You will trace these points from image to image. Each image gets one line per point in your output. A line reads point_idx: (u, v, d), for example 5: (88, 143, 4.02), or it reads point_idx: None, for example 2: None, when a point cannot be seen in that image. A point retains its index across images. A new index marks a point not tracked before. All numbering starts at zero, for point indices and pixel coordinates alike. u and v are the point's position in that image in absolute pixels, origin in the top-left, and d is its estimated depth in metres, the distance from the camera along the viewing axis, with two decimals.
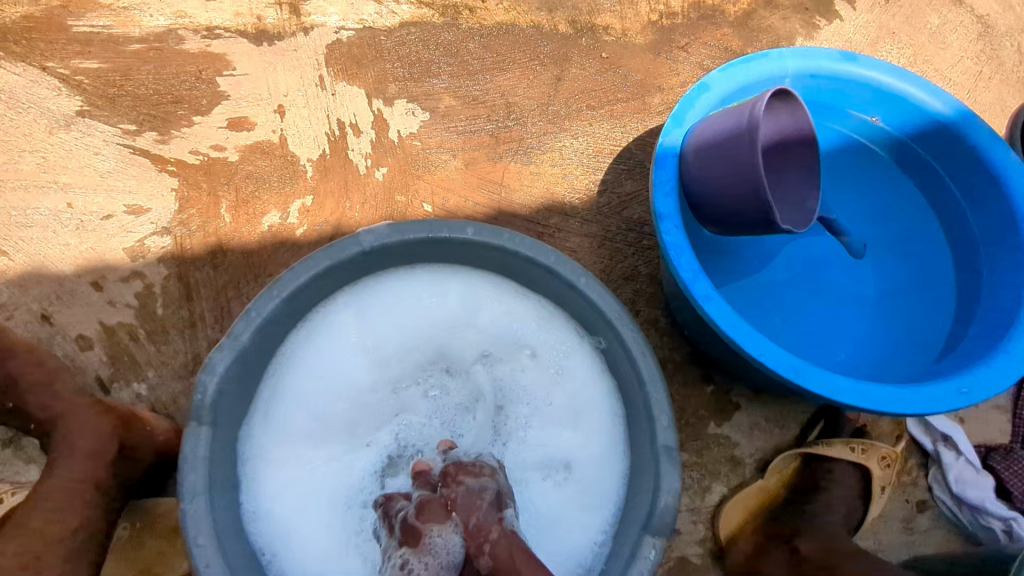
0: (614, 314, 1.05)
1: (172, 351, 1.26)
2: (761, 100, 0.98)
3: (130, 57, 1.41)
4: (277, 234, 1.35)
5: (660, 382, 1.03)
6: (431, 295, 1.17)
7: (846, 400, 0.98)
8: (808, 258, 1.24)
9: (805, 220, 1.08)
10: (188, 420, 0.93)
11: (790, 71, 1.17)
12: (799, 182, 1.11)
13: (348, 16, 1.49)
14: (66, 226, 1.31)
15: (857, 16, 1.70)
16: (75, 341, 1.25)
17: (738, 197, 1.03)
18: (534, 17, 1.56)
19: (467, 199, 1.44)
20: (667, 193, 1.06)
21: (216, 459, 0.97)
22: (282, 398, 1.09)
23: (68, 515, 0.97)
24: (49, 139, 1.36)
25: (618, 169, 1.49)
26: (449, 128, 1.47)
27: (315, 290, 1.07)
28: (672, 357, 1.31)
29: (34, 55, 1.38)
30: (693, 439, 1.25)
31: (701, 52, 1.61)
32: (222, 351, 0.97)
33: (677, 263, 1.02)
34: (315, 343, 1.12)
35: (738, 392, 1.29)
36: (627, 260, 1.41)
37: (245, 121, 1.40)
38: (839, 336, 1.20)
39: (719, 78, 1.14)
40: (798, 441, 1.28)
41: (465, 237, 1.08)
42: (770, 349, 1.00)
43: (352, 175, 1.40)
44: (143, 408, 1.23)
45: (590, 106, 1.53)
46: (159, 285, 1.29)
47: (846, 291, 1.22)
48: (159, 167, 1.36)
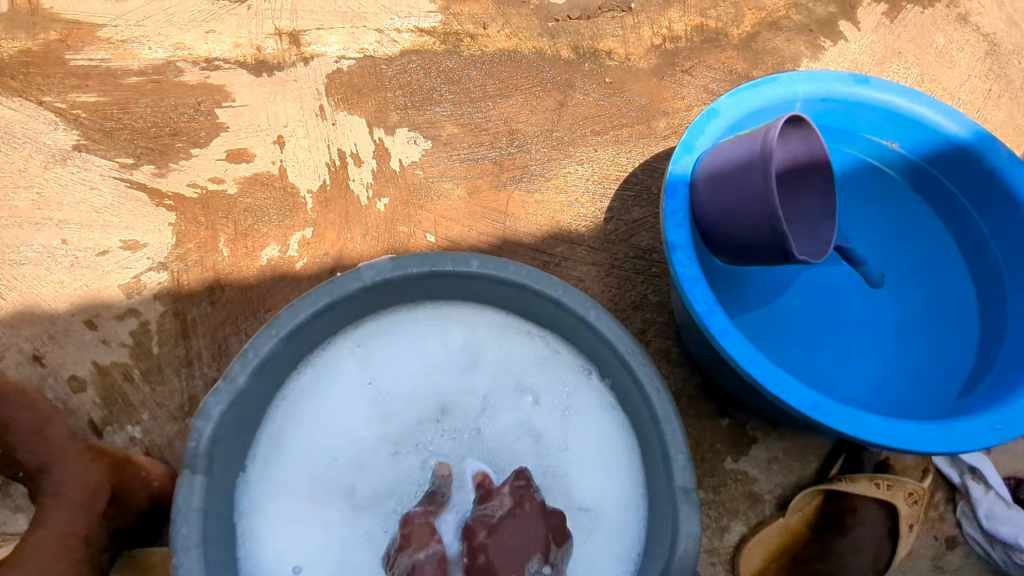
0: (625, 349, 1.01)
1: (167, 392, 1.22)
2: (774, 127, 0.95)
3: (128, 90, 1.39)
4: (277, 268, 1.31)
5: (675, 418, 0.98)
6: (435, 334, 1.14)
7: (874, 439, 0.93)
8: (825, 286, 1.20)
9: (822, 248, 1.04)
10: (182, 468, 0.89)
11: (800, 95, 1.14)
12: (813, 209, 1.07)
13: (348, 46, 1.47)
14: (60, 263, 1.28)
15: (862, 37, 1.68)
16: (68, 382, 1.21)
17: (753, 228, 0.99)
18: (536, 43, 1.55)
19: (470, 228, 1.40)
20: (678, 224, 1.02)
21: (212, 509, 0.92)
22: (282, 445, 1.05)
23: None
24: (45, 174, 1.33)
25: (625, 196, 1.45)
26: (451, 156, 1.44)
27: (316, 329, 1.04)
28: (684, 390, 1.26)
29: (31, 89, 1.37)
30: (708, 476, 1.19)
31: (706, 76, 1.59)
32: (218, 394, 0.93)
33: (691, 297, 0.98)
34: (316, 386, 1.08)
35: (756, 425, 1.23)
36: (635, 289, 1.37)
37: (244, 152, 1.38)
38: (860, 367, 1.15)
39: (728, 104, 1.11)
40: (819, 477, 1.21)
41: (470, 270, 1.05)
42: (791, 384, 0.95)
43: (353, 206, 1.37)
44: (137, 452, 1.19)
45: (595, 132, 1.50)
46: (154, 322, 1.25)
47: (865, 320, 1.18)
48: (156, 201, 1.33)
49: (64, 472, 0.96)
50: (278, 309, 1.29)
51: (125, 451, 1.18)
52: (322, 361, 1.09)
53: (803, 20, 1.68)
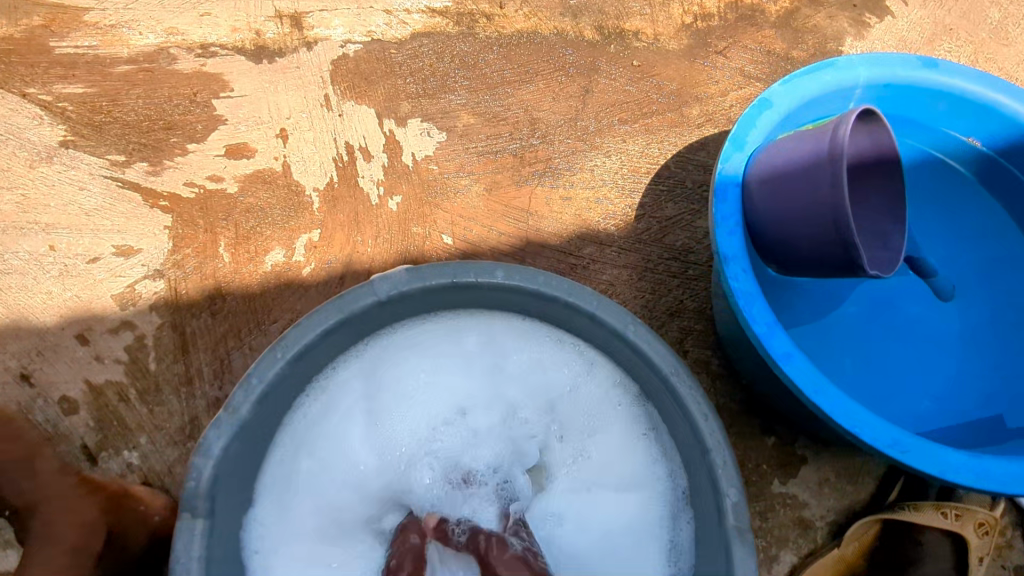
0: (670, 369, 0.91)
1: (166, 414, 1.13)
2: (845, 122, 0.84)
3: (118, 80, 1.28)
4: (282, 275, 1.21)
5: (726, 447, 0.88)
6: (452, 345, 1.03)
7: (961, 480, 0.85)
8: (884, 295, 1.08)
9: (891, 258, 0.93)
10: (181, 512, 0.80)
11: (862, 81, 1.02)
12: (878, 211, 0.96)
13: (354, 29, 1.35)
14: (48, 272, 1.18)
15: (910, 12, 1.54)
16: (59, 404, 1.12)
17: (815, 237, 0.88)
18: (557, 23, 1.42)
19: (490, 228, 1.29)
20: (731, 232, 0.91)
21: (216, 554, 0.84)
22: (289, 472, 0.96)
23: None
24: (30, 174, 1.23)
25: (656, 191, 1.34)
26: (468, 149, 1.33)
27: (325, 347, 0.94)
28: (727, 406, 1.16)
29: (13, 80, 1.26)
30: (754, 500, 1.09)
31: (742, 57, 1.46)
32: (220, 428, 0.83)
33: (750, 315, 0.88)
34: (323, 407, 0.98)
35: (804, 444, 1.13)
36: (671, 294, 1.26)
37: (244, 147, 1.27)
38: (926, 383, 1.04)
39: (782, 92, 0.98)
40: (875, 500, 1.12)
41: (494, 282, 0.94)
42: (864, 417, 0.86)
43: (363, 205, 1.27)
44: (135, 480, 1.10)
45: (623, 120, 1.38)
46: (151, 337, 1.15)
47: (931, 331, 1.07)
48: (151, 203, 1.23)
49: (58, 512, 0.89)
50: (285, 321, 1.19)
51: (122, 479, 1.09)
52: (327, 378, 0.99)
53: None
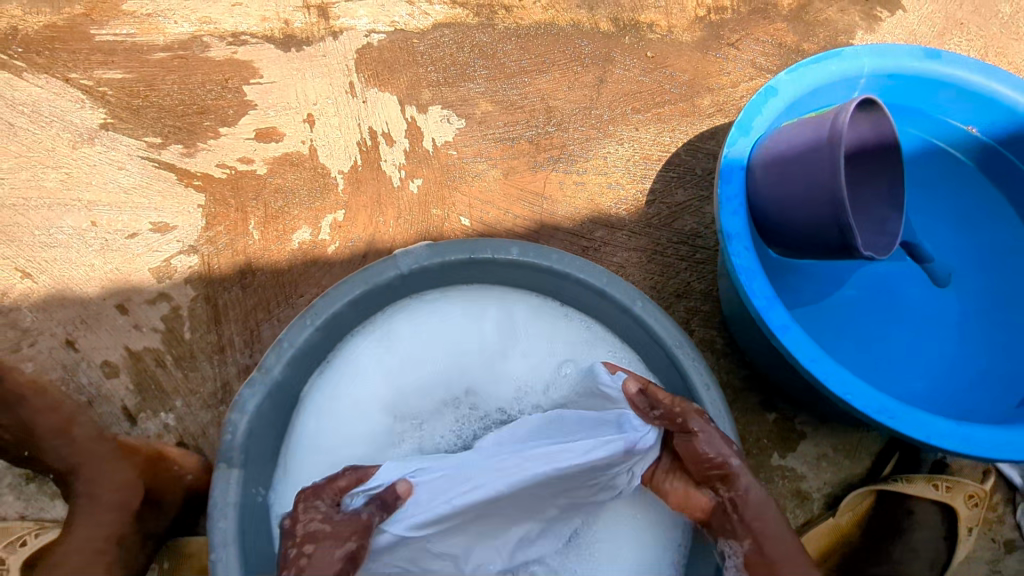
0: (674, 343, 0.97)
1: (200, 379, 1.20)
2: (845, 111, 0.88)
3: (154, 66, 1.35)
4: (308, 252, 1.28)
5: (725, 416, 0.94)
6: (465, 318, 1.07)
7: (947, 446, 0.90)
8: (883, 278, 1.13)
9: (885, 242, 0.97)
10: (218, 462, 0.87)
11: (865, 71, 1.06)
12: (875, 198, 1.01)
13: (378, 19, 1.41)
14: (90, 246, 1.25)
15: (921, 6, 1.57)
16: (101, 367, 1.19)
17: (812, 219, 0.93)
18: (574, 15, 1.47)
19: (506, 211, 1.35)
20: (735, 212, 0.96)
21: (249, 503, 0.90)
22: (306, 438, 1.00)
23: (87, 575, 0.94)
24: (73, 154, 1.30)
25: (667, 177, 1.39)
26: (486, 135, 1.38)
27: (349, 317, 1.01)
28: (730, 383, 1.21)
29: (56, 66, 1.33)
30: (755, 472, 1.14)
31: (753, 49, 1.50)
32: (253, 386, 0.90)
33: (750, 290, 0.93)
34: (341, 376, 1.03)
35: (804, 421, 1.18)
36: (679, 275, 1.31)
37: (273, 131, 1.33)
38: (922, 363, 1.09)
39: (787, 80, 1.03)
40: (871, 474, 1.16)
41: (510, 258, 1.01)
42: (856, 386, 0.91)
43: (386, 187, 1.33)
44: (171, 439, 1.17)
45: (636, 110, 1.43)
46: (186, 308, 1.23)
47: (929, 314, 1.11)
48: (185, 182, 1.30)
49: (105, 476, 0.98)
50: (312, 295, 1.26)
51: (159, 439, 1.17)
52: (348, 353, 1.05)
53: None
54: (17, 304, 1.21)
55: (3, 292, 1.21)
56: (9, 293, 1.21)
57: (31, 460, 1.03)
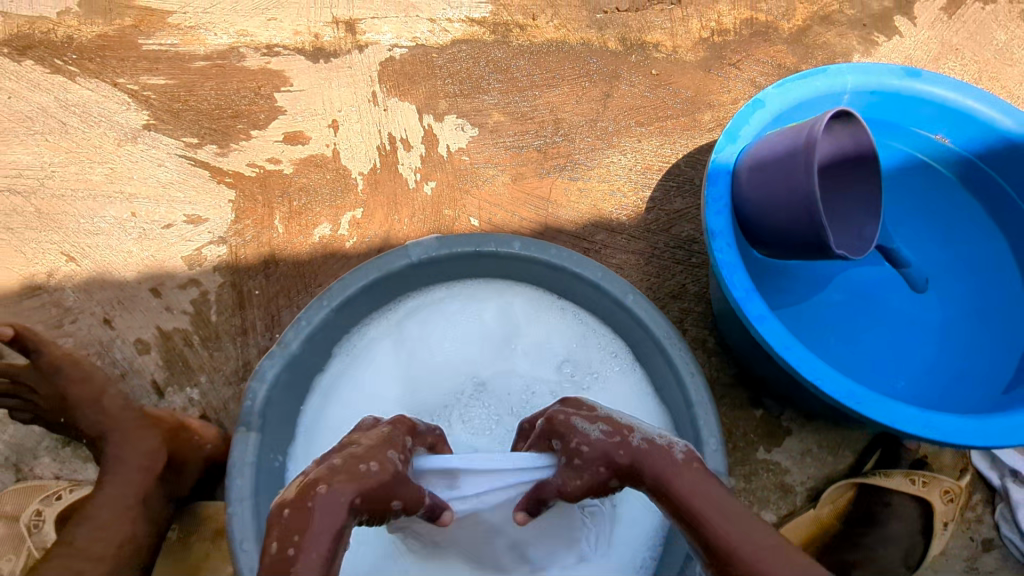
0: (663, 335, 1.04)
1: (224, 358, 1.29)
2: (820, 121, 0.96)
3: (195, 74, 1.47)
4: (328, 246, 1.38)
5: (708, 403, 1.01)
6: (472, 312, 1.17)
7: (913, 431, 0.96)
8: (865, 282, 1.19)
9: (861, 245, 1.04)
10: (238, 425, 0.95)
11: (848, 87, 1.14)
12: (855, 204, 1.08)
13: (401, 35, 1.52)
14: (129, 234, 1.36)
15: (917, 32, 1.65)
16: (134, 345, 1.29)
17: (790, 220, 1.00)
18: (583, 34, 1.57)
19: (514, 213, 1.44)
20: (719, 211, 1.04)
21: (264, 466, 0.98)
22: (323, 415, 1.09)
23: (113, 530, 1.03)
24: (118, 150, 1.42)
25: (667, 187, 1.47)
26: (497, 143, 1.48)
27: (363, 303, 1.10)
28: (719, 379, 1.27)
29: (106, 71, 1.45)
30: (741, 463, 1.20)
31: (754, 69, 1.59)
32: (273, 358, 0.99)
33: (730, 282, 1.01)
34: (357, 361, 1.12)
35: (790, 417, 1.23)
36: (675, 278, 1.38)
37: (300, 135, 1.44)
38: (901, 362, 1.14)
39: (774, 94, 1.11)
40: (853, 470, 1.22)
41: (512, 251, 1.09)
42: (828, 373, 0.98)
43: (402, 189, 1.43)
44: (195, 413, 1.27)
45: (639, 123, 1.52)
46: (213, 293, 1.33)
47: (909, 318, 1.17)
48: (217, 179, 1.40)
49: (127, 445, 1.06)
50: (329, 285, 1.35)
51: (184, 412, 1.26)
52: (361, 338, 1.13)
53: (857, 15, 1.66)
54: (62, 285, 1.32)
55: (50, 273, 1.32)
56: (54, 274, 1.32)
57: (67, 425, 1.13)
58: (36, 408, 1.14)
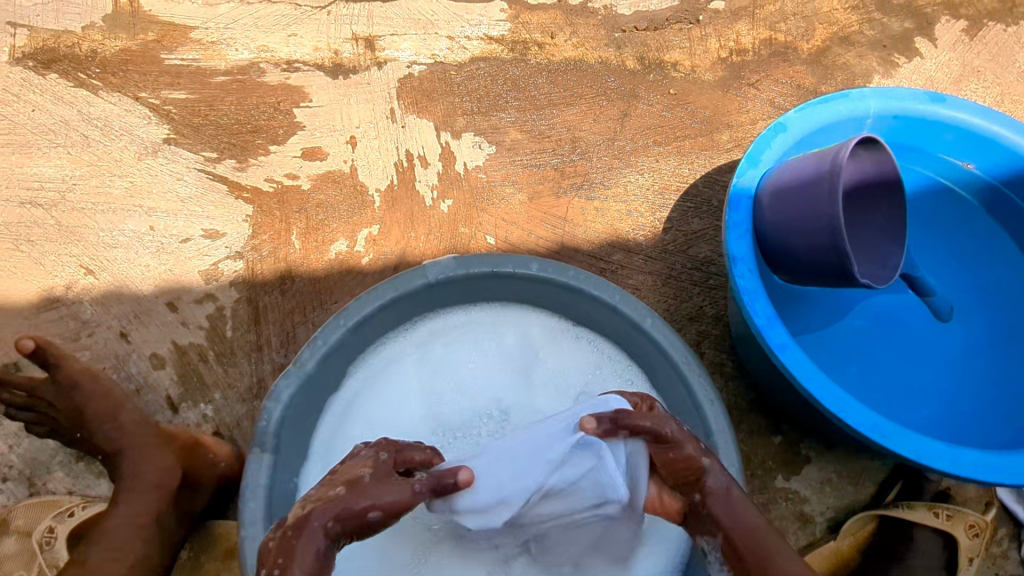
0: (682, 360, 1.03)
1: (238, 374, 1.29)
2: (846, 147, 0.94)
3: (215, 89, 1.48)
4: (344, 262, 1.38)
5: (727, 431, 1.00)
6: (487, 333, 1.16)
7: (938, 467, 0.94)
8: (887, 309, 1.17)
9: (886, 274, 1.02)
10: (252, 446, 0.95)
11: (871, 112, 1.13)
12: (879, 232, 1.06)
13: (420, 52, 1.53)
14: (147, 248, 1.37)
15: (938, 54, 1.63)
16: (149, 359, 1.29)
17: (813, 247, 0.99)
18: (602, 53, 1.57)
19: (530, 232, 1.44)
20: (741, 236, 1.03)
21: (278, 488, 0.98)
22: (336, 437, 1.08)
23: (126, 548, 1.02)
24: (138, 164, 1.43)
25: (684, 207, 1.46)
26: (515, 161, 1.48)
27: (379, 323, 1.09)
28: (738, 404, 1.25)
29: (129, 86, 1.47)
30: (758, 492, 1.18)
31: (772, 89, 1.58)
32: (288, 378, 0.99)
33: (751, 309, 0.99)
34: (372, 381, 1.12)
35: (808, 445, 1.22)
36: (692, 300, 1.37)
37: (318, 151, 1.45)
38: (924, 391, 1.12)
39: (796, 117, 1.10)
40: (874, 501, 1.19)
41: (529, 273, 1.08)
42: (852, 405, 0.96)
43: (419, 206, 1.43)
44: (208, 429, 1.26)
45: (657, 142, 1.51)
46: (229, 308, 1.33)
47: (932, 345, 1.15)
48: (235, 194, 1.41)
49: None
50: (344, 302, 1.35)
51: (197, 428, 1.26)
52: (376, 357, 1.13)
53: (877, 36, 1.64)
54: (79, 297, 1.32)
55: (68, 286, 1.33)
56: (73, 287, 1.33)
57: (82, 441, 1.13)
58: (51, 423, 1.14)
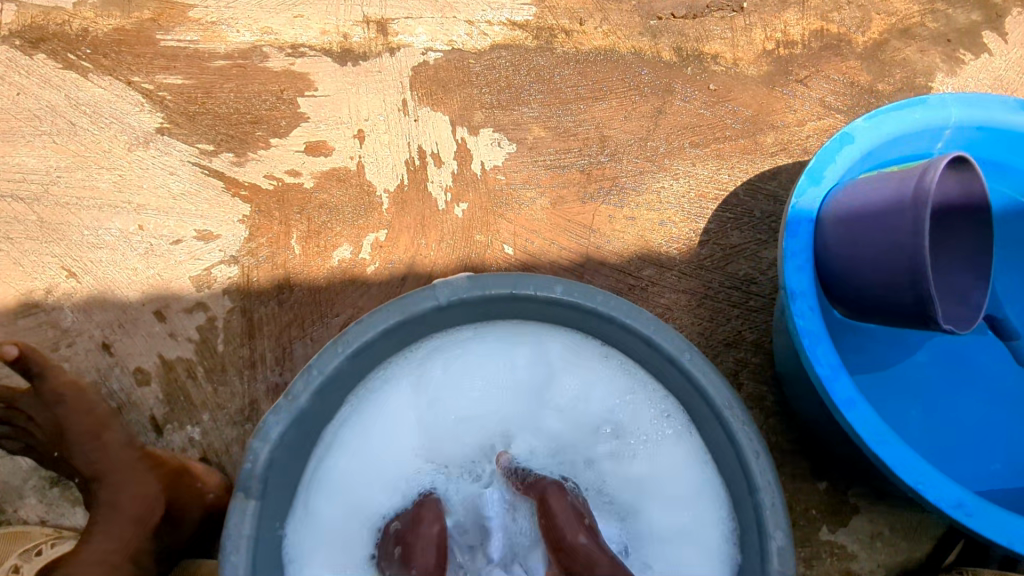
0: (724, 403, 0.90)
1: (229, 394, 1.20)
2: (933, 167, 0.83)
3: (213, 74, 1.35)
4: (347, 270, 1.26)
5: (774, 487, 0.87)
6: (502, 359, 1.03)
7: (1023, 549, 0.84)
8: (958, 348, 1.06)
9: (968, 315, 0.90)
10: (235, 491, 0.84)
11: (952, 121, 0.98)
12: (958, 265, 0.94)
13: (436, 37, 1.39)
14: (135, 250, 1.26)
15: (1009, 50, 1.47)
16: (134, 374, 1.19)
17: (885, 284, 0.88)
18: (636, 42, 1.41)
19: (552, 241, 1.31)
20: (800, 268, 0.91)
21: (264, 537, 0.87)
22: (335, 472, 0.98)
23: None
24: (128, 156, 1.31)
25: (723, 218, 1.33)
26: (537, 162, 1.34)
27: (382, 347, 0.97)
28: (778, 444, 1.15)
29: (120, 69, 1.34)
30: (800, 546, 1.10)
31: (823, 87, 1.43)
32: (279, 413, 0.87)
33: (813, 355, 0.88)
34: (373, 408, 1.00)
35: (858, 494, 1.12)
36: (729, 323, 1.25)
37: (323, 145, 1.32)
38: (992, 442, 1.03)
39: (865, 127, 0.96)
40: (930, 560, 1.11)
41: (552, 297, 0.95)
42: (928, 473, 0.85)
43: (431, 210, 1.30)
44: (195, 454, 1.17)
45: (694, 144, 1.37)
46: (221, 319, 1.22)
47: (1005, 392, 1.05)
48: (232, 191, 1.29)
49: (115, 495, 0.97)
50: (347, 316, 1.24)
51: (183, 452, 1.17)
52: (377, 382, 1.01)
53: (941, 28, 1.47)
54: (60, 303, 1.22)
55: (48, 290, 1.22)
56: (53, 291, 1.22)
57: (55, 466, 1.04)
58: (23, 443, 1.05)
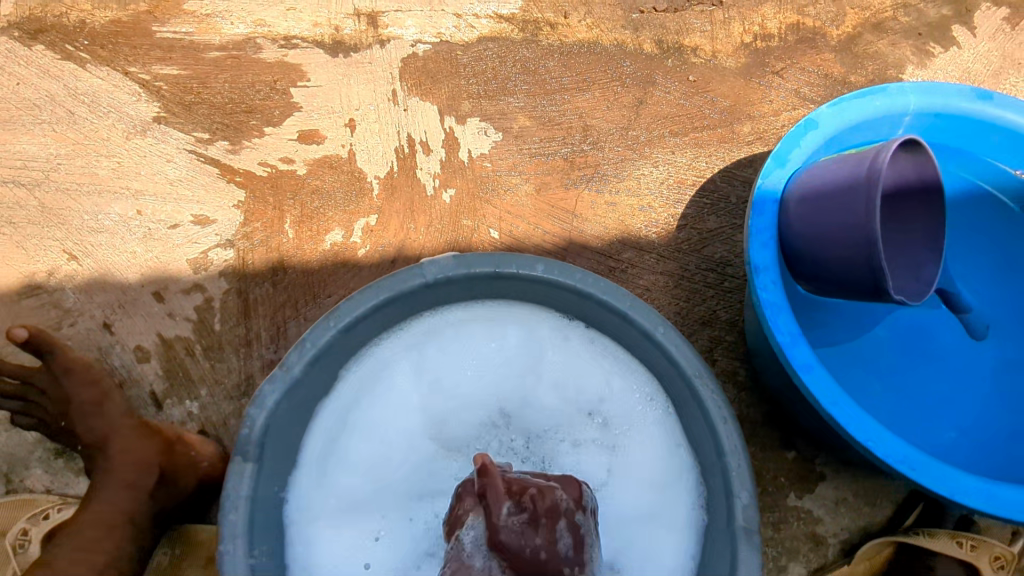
0: (694, 373, 0.96)
1: (226, 370, 1.24)
2: (886, 149, 0.89)
3: (209, 65, 1.39)
4: (339, 253, 1.31)
5: (741, 453, 0.93)
6: (489, 337, 1.08)
7: (968, 503, 0.91)
8: (915, 324, 1.14)
9: (921, 288, 0.97)
10: (234, 455, 0.89)
11: (911, 109, 1.04)
12: (914, 242, 1.01)
13: (425, 30, 1.43)
14: (134, 233, 1.30)
15: (977, 43, 1.52)
16: (134, 351, 1.24)
17: (843, 257, 0.94)
18: (618, 35, 1.47)
19: (536, 226, 1.36)
20: (765, 244, 0.97)
21: (261, 498, 0.92)
22: (329, 442, 1.02)
23: (102, 547, 0.99)
24: (125, 144, 1.35)
25: (700, 204, 1.38)
26: (522, 150, 1.40)
27: (373, 324, 1.02)
28: (749, 416, 1.21)
29: (118, 59, 1.38)
30: (769, 510, 1.16)
31: (799, 79, 1.48)
32: (274, 383, 0.92)
33: (775, 325, 0.94)
34: (365, 382, 1.06)
35: (824, 461, 1.19)
36: (705, 303, 1.31)
37: (315, 134, 1.37)
38: (948, 410, 1.10)
39: (828, 114, 1.02)
40: (890, 523, 1.18)
41: (534, 274, 1.00)
42: (881, 434, 0.92)
43: (419, 195, 1.35)
44: (193, 427, 1.22)
45: (673, 133, 1.43)
46: (218, 299, 1.27)
47: (959, 364, 1.12)
48: (227, 177, 1.34)
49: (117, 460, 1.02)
50: (339, 296, 1.29)
51: (182, 426, 1.22)
52: (369, 358, 1.06)
53: (912, 22, 1.53)
54: (62, 285, 1.26)
55: (50, 272, 1.27)
56: (56, 273, 1.27)
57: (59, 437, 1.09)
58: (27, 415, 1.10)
